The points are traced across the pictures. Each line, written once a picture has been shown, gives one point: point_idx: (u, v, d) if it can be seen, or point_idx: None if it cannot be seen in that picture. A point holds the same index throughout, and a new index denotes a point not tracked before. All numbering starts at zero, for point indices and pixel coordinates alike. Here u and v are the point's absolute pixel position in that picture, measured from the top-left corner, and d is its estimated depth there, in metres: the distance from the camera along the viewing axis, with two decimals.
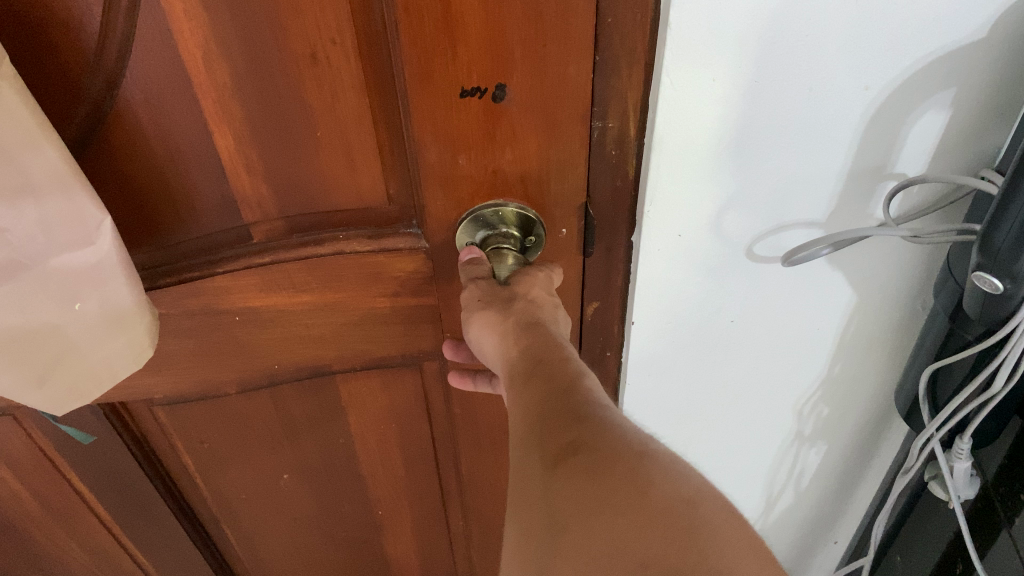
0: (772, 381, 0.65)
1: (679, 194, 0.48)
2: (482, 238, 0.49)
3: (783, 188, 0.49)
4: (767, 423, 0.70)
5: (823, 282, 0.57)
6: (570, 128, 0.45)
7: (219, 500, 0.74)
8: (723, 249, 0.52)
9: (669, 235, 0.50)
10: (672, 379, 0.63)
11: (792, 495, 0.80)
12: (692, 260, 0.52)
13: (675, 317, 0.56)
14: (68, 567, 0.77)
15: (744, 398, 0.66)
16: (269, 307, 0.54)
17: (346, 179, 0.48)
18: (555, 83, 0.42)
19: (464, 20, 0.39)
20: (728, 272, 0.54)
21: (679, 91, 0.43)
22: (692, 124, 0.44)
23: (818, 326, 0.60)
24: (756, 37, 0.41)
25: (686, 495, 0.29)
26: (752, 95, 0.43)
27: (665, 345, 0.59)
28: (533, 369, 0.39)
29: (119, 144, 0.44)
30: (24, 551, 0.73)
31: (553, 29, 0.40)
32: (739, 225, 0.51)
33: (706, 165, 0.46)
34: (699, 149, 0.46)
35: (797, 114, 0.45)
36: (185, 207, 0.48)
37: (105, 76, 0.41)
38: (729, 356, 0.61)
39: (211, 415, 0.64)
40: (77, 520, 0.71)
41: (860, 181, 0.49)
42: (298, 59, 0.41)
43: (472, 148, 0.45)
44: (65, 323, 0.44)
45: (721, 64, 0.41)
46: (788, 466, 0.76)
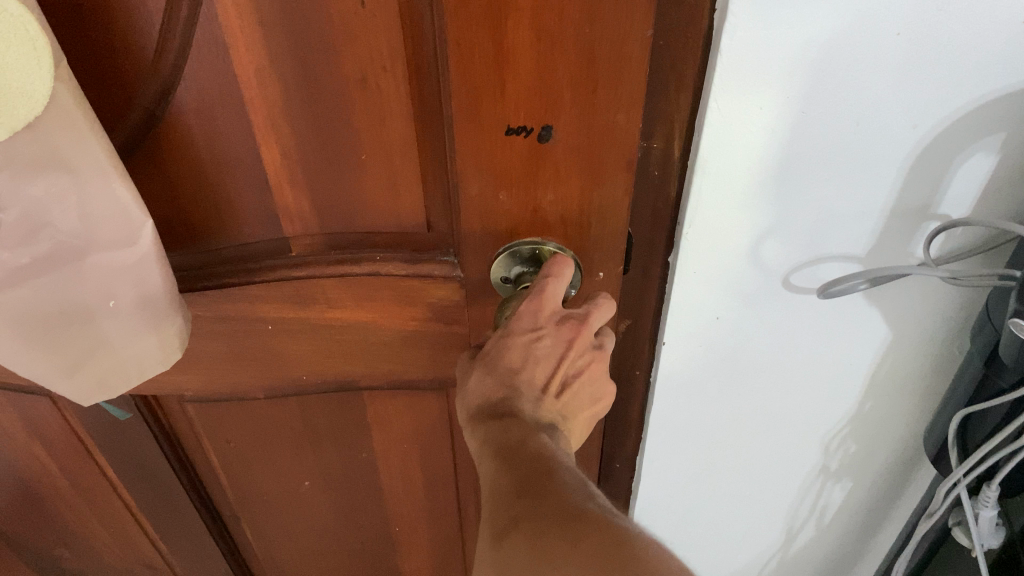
0: (798, 411, 0.63)
1: (717, 219, 0.47)
2: (518, 270, 0.47)
3: (825, 219, 0.47)
4: (791, 456, 0.68)
5: (857, 316, 0.55)
6: (614, 175, 0.43)
7: (241, 497, 0.75)
8: (759, 276, 0.51)
9: (704, 258, 0.50)
10: (696, 403, 0.61)
11: (812, 530, 0.78)
12: (724, 284, 0.51)
13: (705, 340, 0.55)
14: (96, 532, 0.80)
15: (768, 428, 0.64)
16: (303, 319, 0.54)
17: (386, 202, 0.47)
18: (602, 130, 0.41)
19: (516, 59, 0.38)
20: (764, 298, 0.52)
21: (723, 115, 0.42)
22: (734, 150, 0.44)
23: (850, 358, 0.58)
24: (802, 70, 0.40)
25: (615, 547, 0.33)
26: (798, 126, 0.42)
27: (689, 367, 0.58)
28: (489, 446, 0.43)
29: (169, 148, 0.45)
30: (61, 505, 0.77)
31: (604, 75, 0.38)
32: (776, 255, 0.49)
33: (746, 190, 0.45)
34: (742, 174, 0.45)
35: (842, 147, 0.43)
36: (229, 212, 0.48)
37: (160, 84, 0.42)
38: (754, 381, 0.59)
39: (238, 416, 0.65)
40: (106, 491, 0.74)
41: (903, 219, 0.47)
42: (348, 82, 0.41)
43: (513, 185, 0.43)
44: (100, 318, 0.47)
45: (766, 91, 0.40)
46: (810, 502, 0.73)
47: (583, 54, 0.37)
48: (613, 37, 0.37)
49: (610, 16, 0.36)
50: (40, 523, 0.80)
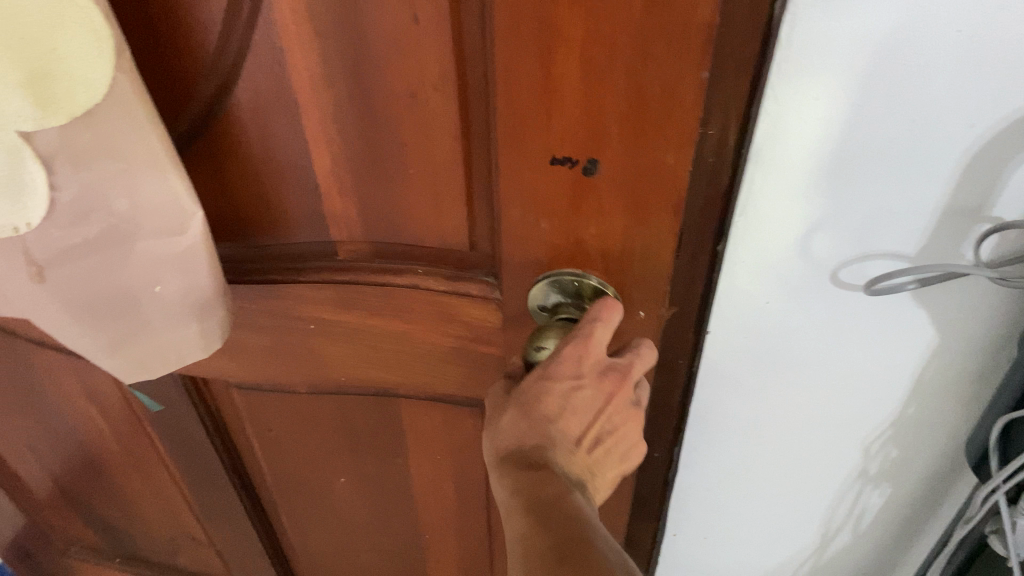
0: (835, 411, 0.62)
1: (770, 206, 0.49)
2: (559, 297, 0.46)
3: (877, 214, 0.48)
4: (828, 458, 0.67)
5: (902, 317, 0.54)
6: (659, 215, 0.41)
7: (279, 484, 0.76)
8: (808, 269, 0.52)
9: (755, 245, 0.51)
10: (734, 389, 0.62)
11: (848, 535, 0.76)
12: (772, 273, 0.53)
13: (745, 327, 0.57)
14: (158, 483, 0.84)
15: (806, 426, 0.64)
16: (344, 323, 0.54)
17: (429, 219, 0.46)
18: (649, 168, 0.39)
19: (564, 89, 0.37)
20: (812, 292, 0.53)
21: (781, 102, 0.44)
22: (789, 139, 0.45)
23: (893, 358, 0.57)
24: (858, 61, 0.41)
25: None
26: (853, 119, 0.43)
27: (726, 350, 0.59)
28: (517, 501, 0.42)
29: (225, 144, 0.46)
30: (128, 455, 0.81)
31: (654, 113, 0.37)
32: (827, 249, 0.50)
33: (799, 179, 0.47)
34: (796, 163, 0.46)
35: (895, 144, 0.44)
36: (278, 210, 0.49)
37: (219, 81, 0.42)
38: (792, 372, 0.60)
39: (279, 407, 0.66)
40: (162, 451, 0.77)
41: (956, 220, 0.47)
42: (397, 97, 0.41)
43: (556, 216, 0.42)
44: (145, 303, 0.48)
45: (822, 80, 0.42)
46: (846, 507, 0.72)
47: (632, 88, 0.36)
48: (664, 76, 0.36)
49: (661, 54, 0.35)
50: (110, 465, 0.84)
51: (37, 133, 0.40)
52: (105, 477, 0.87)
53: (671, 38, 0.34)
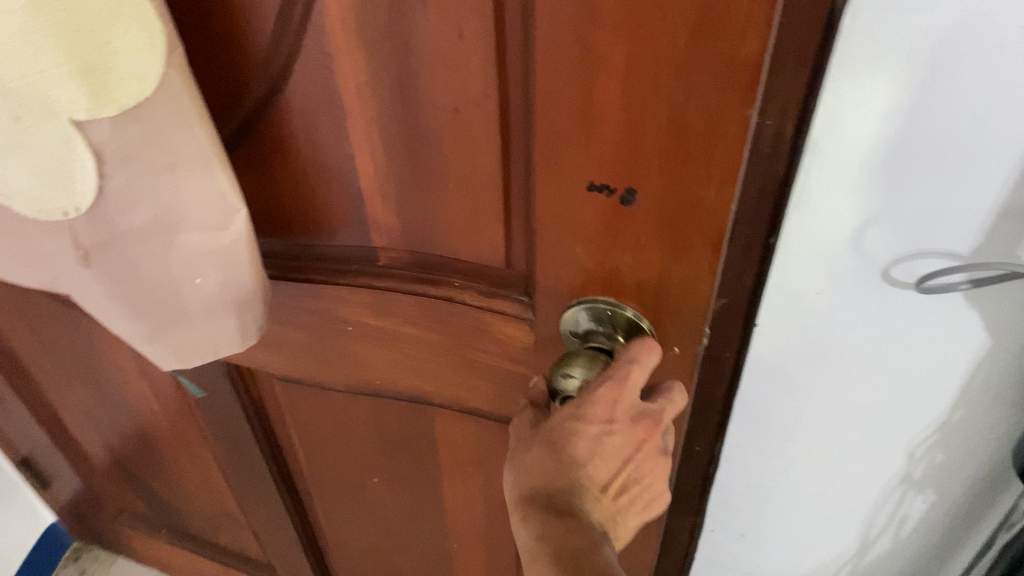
0: (883, 410, 0.66)
1: (828, 200, 0.53)
2: (591, 323, 0.45)
3: (930, 212, 0.51)
4: (875, 458, 0.70)
5: (952, 322, 0.57)
6: (696, 252, 0.40)
7: (315, 477, 0.77)
8: (861, 264, 0.55)
9: (811, 237, 0.55)
10: (789, 386, 0.66)
11: (891, 537, 0.79)
12: (826, 268, 0.56)
13: (798, 326, 0.61)
14: (201, 460, 0.86)
15: (853, 423, 0.68)
16: (379, 328, 0.54)
17: (468, 233, 0.46)
18: (687, 204, 0.38)
19: (604, 116, 0.36)
20: (862, 289, 0.57)
21: (841, 99, 0.48)
22: (846, 135, 0.49)
23: (940, 362, 0.60)
24: (916, 62, 0.44)
25: None
26: (908, 117, 0.47)
27: (781, 349, 0.64)
28: (545, 554, 0.41)
29: (273, 144, 0.46)
30: (175, 431, 0.83)
31: (694, 149, 0.36)
32: (878, 245, 0.54)
33: (855, 172, 0.51)
34: (852, 156, 0.50)
35: (949, 144, 0.47)
36: (322, 213, 0.49)
37: (270, 82, 0.43)
38: (843, 371, 0.63)
39: (317, 403, 0.66)
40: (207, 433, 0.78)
41: (1008, 220, 0.50)
42: (441, 111, 0.40)
43: (592, 242, 0.41)
44: (184, 294, 0.49)
45: (881, 79, 0.46)
46: (890, 509, 0.76)
47: (674, 122, 0.35)
48: (708, 112, 0.34)
49: (705, 89, 0.33)
50: (158, 438, 0.86)
51: (90, 124, 0.41)
52: (155, 451, 0.89)
53: (716, 74, 0.33)
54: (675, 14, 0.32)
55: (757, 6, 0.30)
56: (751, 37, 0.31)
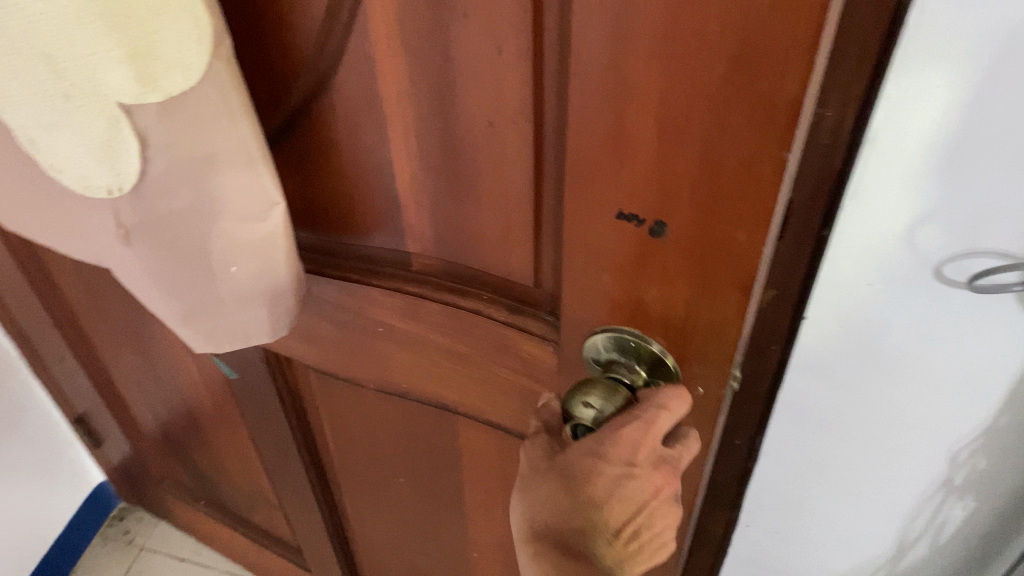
0: (928, 415, 0.66)
1: (884, 194, 0.53)
2: (613, 351, 0.43)
3: (986, 212, 0.51)
4: (917, 464, 0.70)
5: (1003, 327, 0.57)
6: (726, 293, 0.38)
7: (344, 470, 0.77)
8: (913, 261, 0.55)
9: (864, 231, 0.55)
10: (834, 387, 0.67)
11: (928, 542, 0.79)
12: (877, 264, 0.57)
13: (846, 323, 0.61)
14: (239, 439, 0.87)
15: (897, 426, 0.67)
16: (409, 333, 0.53)
17: (499, 248, 0.45)
18: (718, 243, 0.36)
19: (636, 145, 0.35)
20: (913, 285, 0.57)
21: (903, 89, 0.48)
22: (907, 127, 0.49)
23: (989, 371, 0.60)
24: (983, 56, 0.45)
25: None
26: (972, 111, 0.47)
27: (828, 347, 0.64)
28: None
29: (316, 141, 0.46)
30: (216, 408, 0.85)
31: (728, 188, 0.34)
32: (932, 243, 0.54)
33: (913, 166, 0.51)
34: (911, 150, 0.50)
35: (1014, 141, 0.47)
36: (360, 213, 0.49)
37: (315, 80, 0.43)
38: (889, 372, 0.63)
39: (348, 399, 0.66)
40: (244, 414, 0.79)
41: None
42: (477, 123, 0.40)
43: (619, 271, 0.40)
44: (218, 281, 0.50)
45: (946, 72, 0.46)
46: (929, 516, 0.75)
47: (705, 158, 0.34)
48: (740, 151, 0.33)
49: (738, 127, 0.32)
50: (200, 413, 0.88)
51: (136, 108, 0.42)
52: (198, 426, 0.91)
53: (751, 113, 0.31)
54: (710, 49, 0.30)
55: (795, 47, 0.29)
56: (787, 77, 0.30)
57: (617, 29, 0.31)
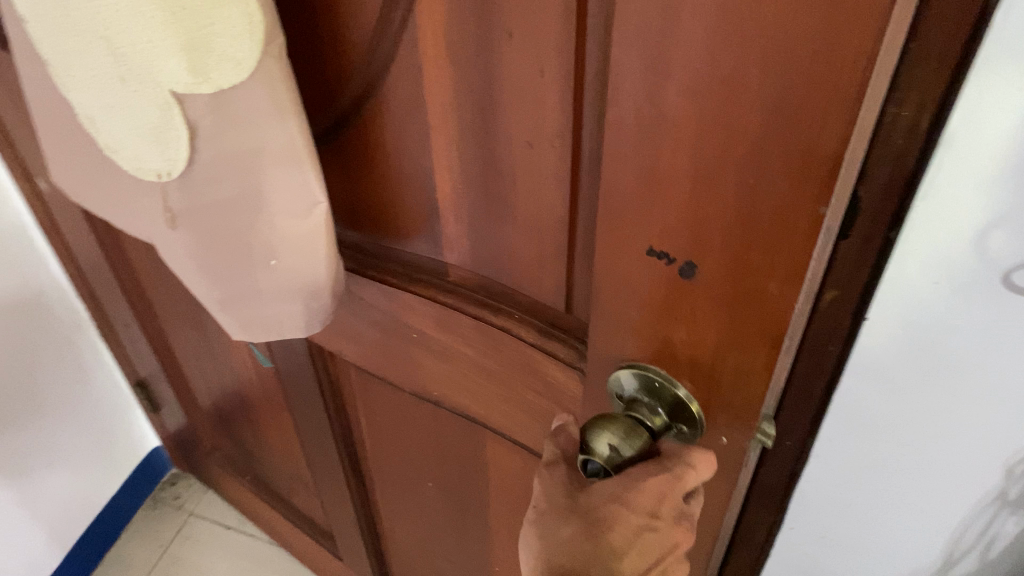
0: (992, 439, 0.56)
1: (958, 194, 0.44)
2: (638, 389, 0.42)
3: None
4: (973, 481, 0.60)
5: None
6: (754, 344, 0.36)
7: (378, 466, 0.77)
8: (984, 269, 0.47)
9: (929, 229, 0.47)
10: (895, 396, 0.56)
11: (972, 564, 0.71)
12: (942, 265, 0.48)
13: (907, 322, 0.51)
14: (283, 422, 0.88)
15: (955, 447, 0.58)
16: (441, 342, 0.53)
17: (533, 269, 0.44)
18: (749, 292, 0.34)
19: (669, 181, 0.33)
20: (982, 298, 0.48)
21: (989, 67, 0.39)
22: (990, 118, 0.41)
23: None
24: None
25: None
26: None
27: (887, 350, 0.54)
28: None
29: (362, 144, 0.46)
30: (263, 391, 0.86)
31: (761, 236, 0.32)
32: (1004, 249, 0.46)
33: (993, 160, 0.42)
34: (997, 145, 0.41)
35: None
36: (401, 219, 0.49)
37: (363, 84, 0.43)
38: (953, 387, 0.54)
39: (383, 398, 0.66)
40: (287, 400, 0.80)
41: None
42: (517, 143, 0.39)
43: (647, 308, 0.39)
44: (257, 272, 0.50)
45: None
46: (979, 532, 0.67)
47: (739, 205, 0.32)
48: (775, 200, 0.31)
49: (776, 176, 0.30)
50: (248, 393, 0.89)
51: (188, 97, 0.42)
52: (247, 406, 0.93)
53: (790, 162, 0.30)
54: (750, 92, 0.29)
55: (838, 98, 0.27)
56: (830, 128, 0.28)
57: (655, 63, 0.30)
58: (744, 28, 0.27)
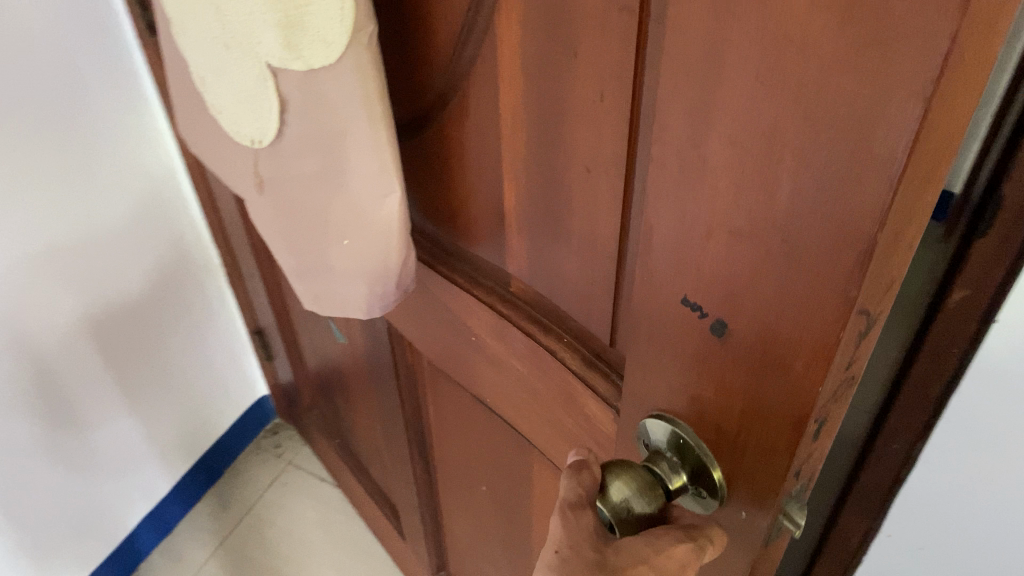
0: None
1: None
2: (667, 441, 0.40)
3: None
4: None
5: None
6: (778, 422, 0.33)
7: (441, 459, 0.78)
8: None
9: None
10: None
11: None
12: None
13: None
14: (367, 397, 0.91)
15: None
16: (496, 350, 0.52)
17: (583, 295, 0.43)
18: (776, 365, 0.32)
19: (707, 232, 0.31)
20: None
21: None
22: None
23: None
24: None
25: None
26: None
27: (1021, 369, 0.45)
28: None
29: (446, 139, 0.46)
30: (353, 363, 0.88)
31: (790, 308, 0.30)
32: None
33: None
34: None
35: None
36: (473, 220, 0.48)
37: (451, 80, 0.43)
38: None
39: (448, 395, 0.67)
40: (372, 375, 0.82)
41: None
42: (575, 165, 0.38)
43: (678, 358, 0.36)
44: (330, 248, 0.51)
45: None
46: None
47: (771, 271, 0.29)
48: (807, 271, 0.28)
49: (808, 245, 0.28)
50: (342, 362, 0.92)
51: (282, 71, 0.44)
52: (340, 374, 0.96)
53: (823, 234, 0.27)
54: (790, 150, 0.26)
55: (874, 173, 0.24)
56: (864, 203, 0.25)
57: (697, 105, 0.28)
58: (787, 80, 0.25)
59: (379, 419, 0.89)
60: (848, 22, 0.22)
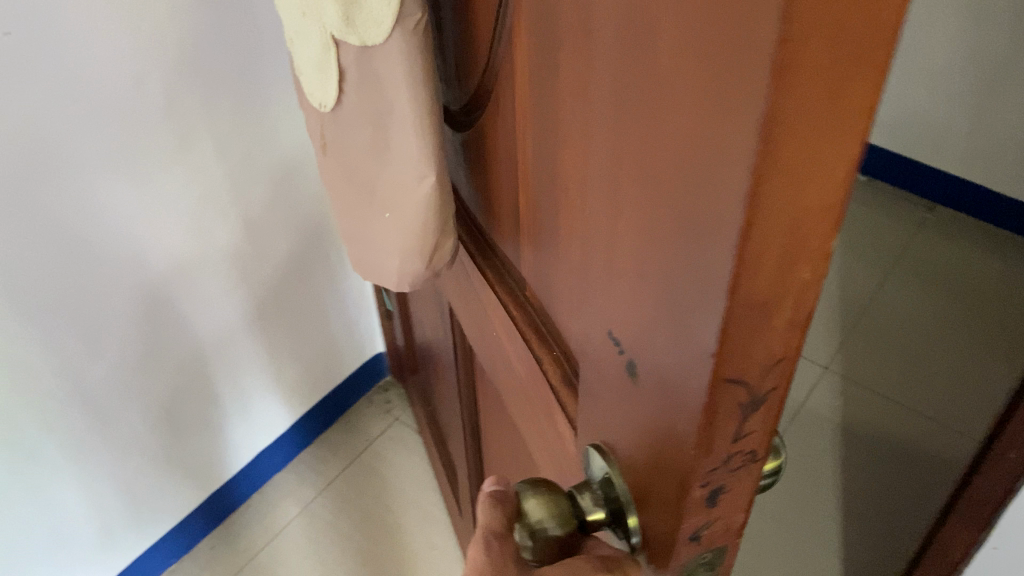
0: None
1: None
2: (600, 476, 0.39)
3: None
4: None
5: None
6: (669, 478, 0.32)
7: (485, 447, 0.79)
8: None
9: None
10: None
11: None
12: None
13: None
14: (443, 373, 0.94)
15: None
16: (508, 347, 0.53)
17: (563, 310, 0.42)
18: (666, 418, 0.30)
19: (624, 267, 0.30)
20: None
21: None
22: None
23: None
24: None
25: None
26: None
27: None
28: None
29: (489, 131, 0.47)
30: (435, 338, 0.91)
31: (675, 362, 0.28)
32: None
33: None
34: None
35: None
36: (503, 216, 0.49)
37: (493, 74, 0.44)
38: None
39: (486, 385, 0.68)
40: (445, 352, 0.85)
41: None
42: (558, 178, 0.38)
43: (609, 390, 0.35)
44: (376, 217, 0.54)
45: None
46: None
47: (661, 321, 0.28)
48: (682, 327, 0.27)
49: (681, 304, 0.26)
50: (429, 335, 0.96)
51: (343, 42, 0.46)
52: (429, 345, 0.99)
53: (689, 292, 0.26)
54: (667, 199, 0.25)
55: (720, 235, 0.23)
56: (715, 266, 0.24)
57: (616, 135, 0.28)
58: (664, 124, 0.24)
59: (450, 396, 0.92)
60: (701, 72, 0.21)
